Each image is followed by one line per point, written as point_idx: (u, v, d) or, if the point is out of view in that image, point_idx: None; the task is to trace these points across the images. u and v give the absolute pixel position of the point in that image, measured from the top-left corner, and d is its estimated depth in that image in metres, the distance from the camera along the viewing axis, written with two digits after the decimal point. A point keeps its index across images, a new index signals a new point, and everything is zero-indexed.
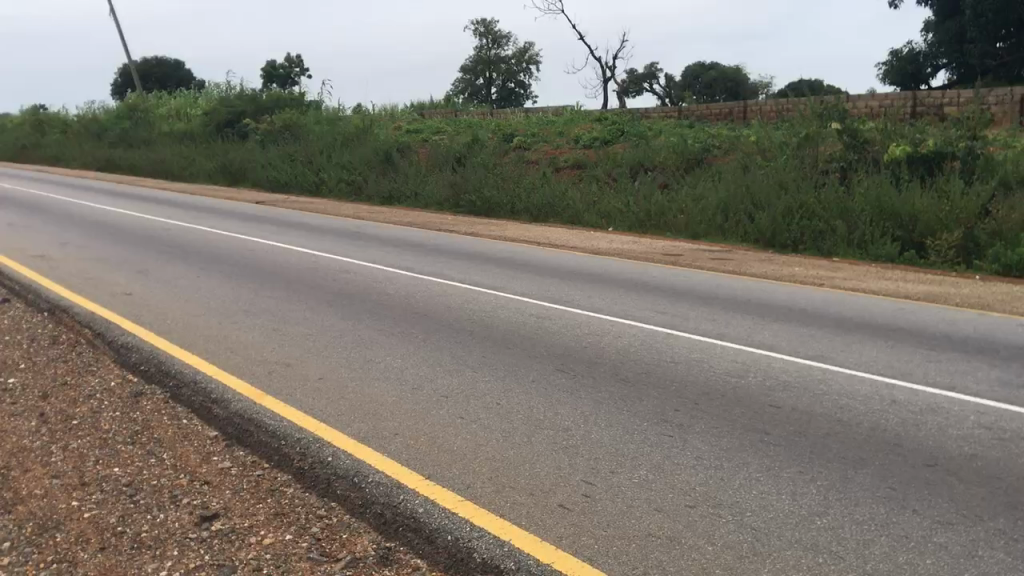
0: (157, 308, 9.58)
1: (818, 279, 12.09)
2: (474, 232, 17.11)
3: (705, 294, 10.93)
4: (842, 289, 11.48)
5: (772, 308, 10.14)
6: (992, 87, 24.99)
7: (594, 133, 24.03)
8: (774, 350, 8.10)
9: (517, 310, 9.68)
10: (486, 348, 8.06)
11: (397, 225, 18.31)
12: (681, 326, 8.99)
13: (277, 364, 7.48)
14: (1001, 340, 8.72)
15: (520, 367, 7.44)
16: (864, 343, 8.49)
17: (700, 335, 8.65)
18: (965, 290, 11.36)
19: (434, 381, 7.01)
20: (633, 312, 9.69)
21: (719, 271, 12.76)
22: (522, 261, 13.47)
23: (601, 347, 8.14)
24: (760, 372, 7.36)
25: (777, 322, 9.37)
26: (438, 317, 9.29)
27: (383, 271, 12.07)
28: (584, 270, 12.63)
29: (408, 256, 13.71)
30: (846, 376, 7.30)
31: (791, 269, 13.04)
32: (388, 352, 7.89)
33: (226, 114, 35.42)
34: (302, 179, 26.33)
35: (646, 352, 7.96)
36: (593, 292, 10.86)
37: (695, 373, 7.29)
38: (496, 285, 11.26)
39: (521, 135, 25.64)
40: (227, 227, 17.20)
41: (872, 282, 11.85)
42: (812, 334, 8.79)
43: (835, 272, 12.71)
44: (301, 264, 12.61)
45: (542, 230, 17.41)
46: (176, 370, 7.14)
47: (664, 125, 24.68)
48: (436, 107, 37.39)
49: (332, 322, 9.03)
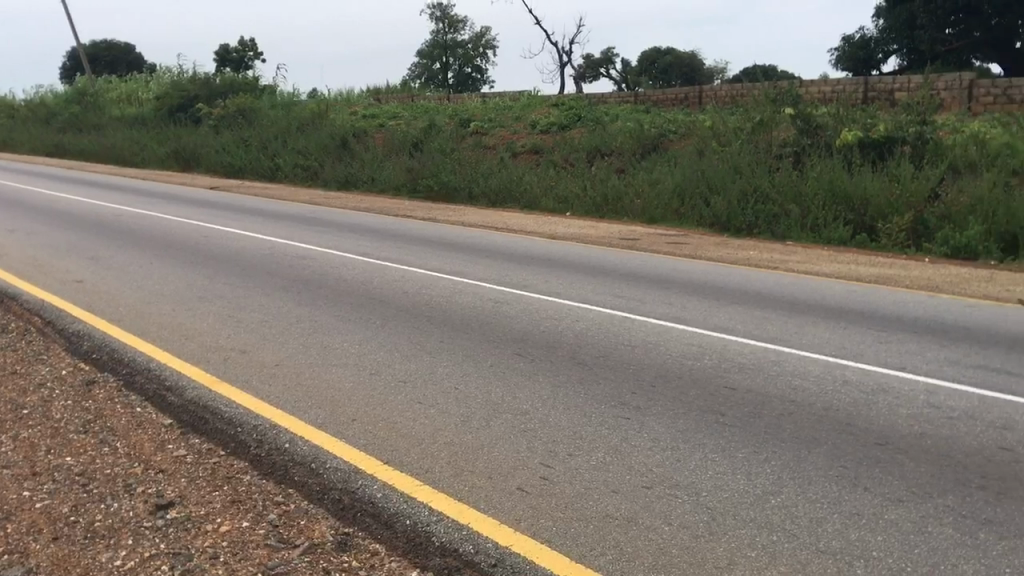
0: (111, 295, 9.43)
1: (772, 262, 12.27)
2: (432, 218, 17.03)
3: (663, 278, 10.99)
4: (795, 272, 11.62)
5: (727, 291, 10.23)
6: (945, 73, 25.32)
7: (551, 118, 24.03)
8: (728, 334, 8.21)
9: (474, 295, 9.67)
10: (444, 331, 8.12)
11: (352, 210, 18.16)
12: (639, 310, 9.08)
13: (232, 351, 7.39)
14: (949, 321, 8.92)
15: (482, 351, 7.48)
16: (818, 325, 8.61)
17: (655, 318, 8.76)
18: (917, 270, 11.70)
19: (395, 366, 7.03)
20: (591, 296, 9.74)
21: (674, 256, 12.86)
22: (481, 246, 13.43)
23: (558, 331, 8.16)
24: (717, 355, 7.43)
25: (732, 305, 9.45)
26: (399, 301, 9.32)
27: (340, 257, 11.96)
28: (543, 255, 12.64)
29: (364, 241, 13.60)
30: (795, 358, 7.42)
31: (747, 252, 13.18)
32: (344, 338, 7.84)
33: (179, 99, 34.75)
34: (258, 164, 26.11)
35: (606, 336, 7.99)
36: (551, 276, 10.92)
37: (651, 356, 7.36)
38: (454, 270, 11.23)
39: (480, 121, 25.52)
40: (178, 211, 16.95)
41: (825, 265, 12.03)
42: (765, 317, 8.89)
43: (792, 254, 13.04)
44: (255, 251, 12.42)
45: (499, 216, 17.40)
46: (138, 356, 7.11)
47: (621, 110, 24.76)
48: (391, 92, 37.07)
49: (288, 309, 8.92)
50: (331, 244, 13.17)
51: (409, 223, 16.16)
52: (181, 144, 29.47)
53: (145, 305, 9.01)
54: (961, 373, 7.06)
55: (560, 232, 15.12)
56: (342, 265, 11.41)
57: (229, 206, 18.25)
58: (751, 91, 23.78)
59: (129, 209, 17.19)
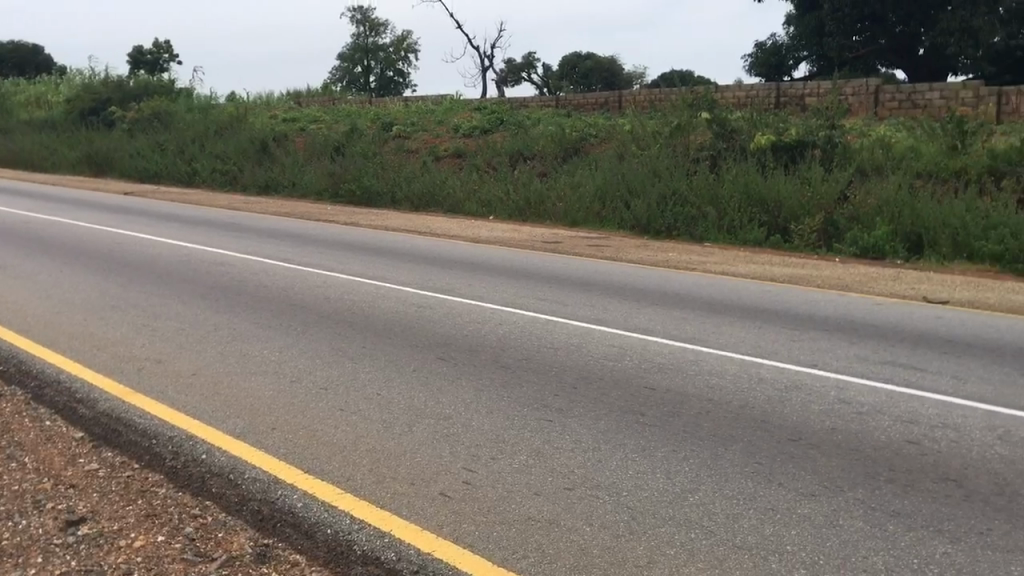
0: (19, 305, 9.07)
1: (691, 264, 12.51)
2: (354, 222, 16.89)
3: (584, 280, 11.08)
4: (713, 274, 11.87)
5: (648, 293, 10.37)
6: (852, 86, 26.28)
7: (473, 123, 24.08)
8: (647, 334, 8.34)
9: (397, 300, 9.60)
10: (366, 336, 8.07)
11: (272, 215, 17.88)
12: (562, 313, 9.13)
13: (147, 361, 7.19)
14: (857, 318, 9.23)
15: (405, 355, 7.46)
16: (734, 325, 8.79)
17: (575, 321, 8.87)
18: (829, 271, 12.10)
19: (316, 372, 6.95)
20: (513, 299, 9.76)
21: (597, 258, 13.00)
22: (403, 251, 13.35)
23: (482, 335, 8.16)
24: (638, 356, 7.52)
25: (652, 307, 9.59)
26: (321, 306, 9.25)
27: (259, 263, 11.76)
28: (466, 259, 12.64)
29: (285, 247, 13.40)
30: (713, 357, 7.57)
31: (667, 255, 13.40)
32: (264, 346, 7.70)
33: (88, 103, 33.71)
34: (174, 169, 25.55)
35: (529, 339, 8.02)
36: (473, 280, 10.93)
37: (573, 358, 7.40)
38: (376, 274, 11.14)
39: (402, 124, 25.43)
40: (90, 217, 16.43)
41: (741, 267, 12.33)
42: (685, 318, 9.04)
43: (711, 257, 13.32)
44: (171, 258, 12.11)
45: (422, 220, 17.35)
46: (48, 368, 6.89)
47: (542, 114, 24.97)
48: (310, 96, 36.67)
49: (204, 317, 8.72)
50: (251, 250, 12.93)
51: (331, 228, 16.03)
52: (93, 148, 28.60)
53: (54, 316, 8.73)
54: (868, 368, 7.31)
55: (483, 236, 15.14)
56: (263, 270, 11.26)
57: (143, 211, 17.77)
58: (667, 97, 24.26)
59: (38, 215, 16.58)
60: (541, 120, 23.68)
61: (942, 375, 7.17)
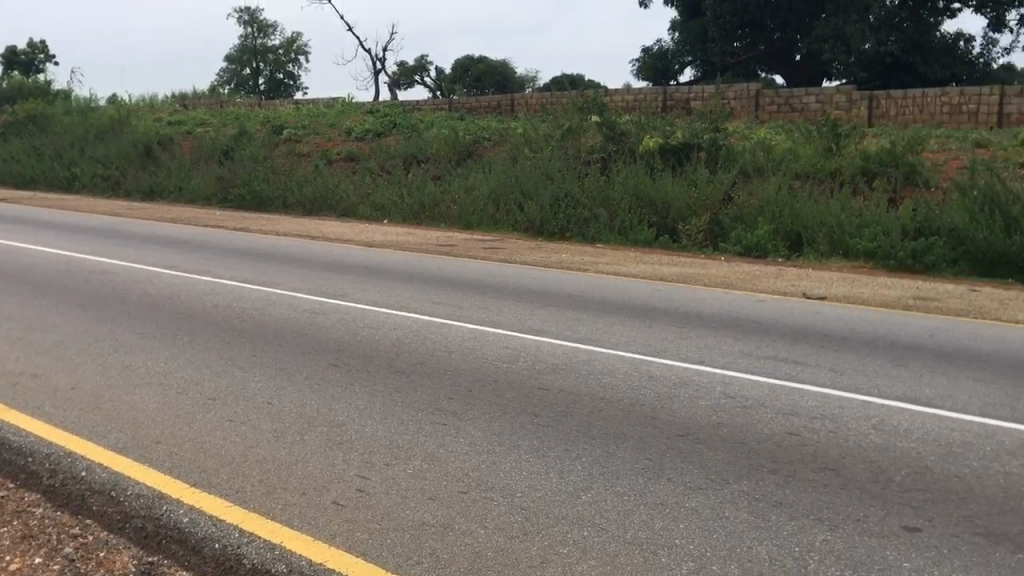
0: (162, 434, 7.89)
1: (915, 367, 10.46)
2: (507, 289, 15.45)
3: (798, 396, 9.22)
4: (947, 382, 9.83)
5: (884, 420, 8.48)
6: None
7: (625, 174, 22.46)
8: (857, 486, 6.92)
9: (583, 436, 8.03)
10: (524, 484, 6.95)
11: (415, 276, 16.60)
12: (793, 462, 7.39)
13: (322, 547, 5.89)
14: None
15: (574, 518, 6.36)
16: (1012, 483, 6.93)
17: (765, 460, 7.46)
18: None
19: (477, 546, 5.94)
20: (722, 435, 8.04)
21: (797, 354, 11.10)
22: (567, 338, 11.78)
23: (710, 508, 6.53)
24: (926, 557, 5.80)
25: (899, 449, 7.72)
26: (470, 432, 8.09)
27: (417, 363, 10.41)
28: (645, 354, 10.95)
29: (439, 332, 12.02)
30: (949, 529, 6.19)
31: (880, 348, 11.38)
32: (442, 519, 6.32)
33: (223, 145, 33.53)
34: (308, 224, 24.95)
35: (767, 520, 6.35)
36: (666, 395, 9.25)
37: (840, 561, 5.75)
38: (548, 384, 9.60)
39: (540, 172, 24.07)
40: (233, 283, 15.48)
41: (973, 370, 10.30)
42: (950, 472, 7.17)
43: (909, 347, 11.50)
44: (321, 352, 10.89)
45: (578, 286, 15.75)
46: (168, 543, 5.90)
47: (697, 158, 23.11)
48: (438, 122, 35.52)
49: (366, 461, 7.38)
50: (404, 339, 11.63)
51: (470, 295, 14.78)
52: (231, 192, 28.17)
53: (172, 443, 7.69)
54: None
55: (653, 315, 13.42)
56: (402, 370, 10.13)
57: (285, 272, 16.75)
58: (835, 151, 22.19)
59: (180, 279, 15.73)
60: (698, 171, 21.88)
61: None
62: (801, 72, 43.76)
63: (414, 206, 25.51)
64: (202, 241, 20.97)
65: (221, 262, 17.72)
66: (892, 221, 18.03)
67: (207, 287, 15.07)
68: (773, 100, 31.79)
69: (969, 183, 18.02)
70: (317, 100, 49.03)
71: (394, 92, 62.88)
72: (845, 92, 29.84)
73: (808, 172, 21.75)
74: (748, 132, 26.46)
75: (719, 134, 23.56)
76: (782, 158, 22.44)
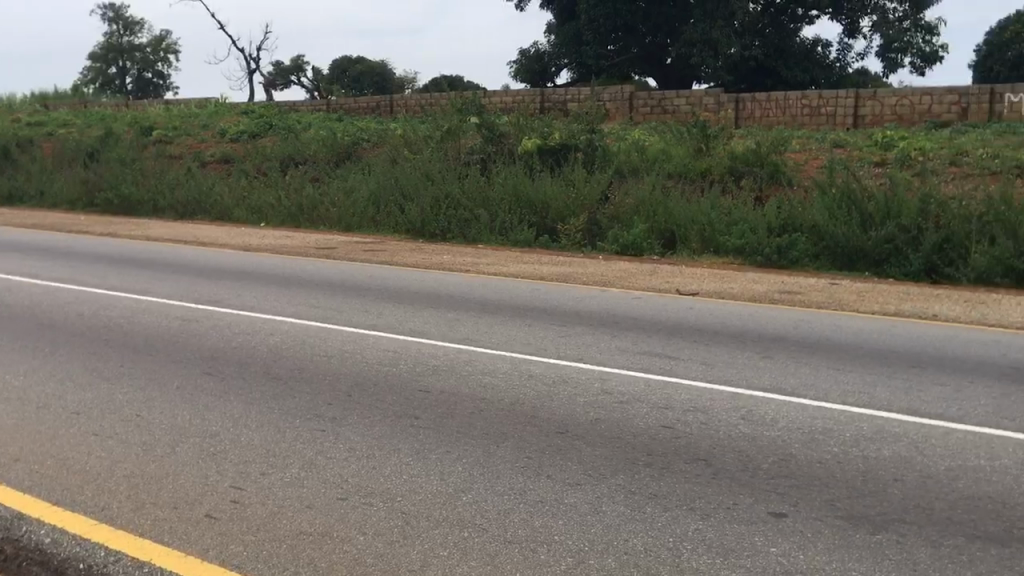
0: (17, 452, 7.39)
1: (783, 359, 10.83)
2: (387, 291, 15.23)
3: (675, 391, 9.39)
4: (813, 372, 10.22)
5: (755, 410, 8.73)
6: (896, 137, 24.91)
7: (504, 174, 22.52)
8: (728, 475, 7.07)
9: (465, 437, 7.95)
10: (404, 487, 6.81)
11: (292, 280, 16.17)
12: (670, 455, 7.51)
13: (192, 563, 5.61)
14: (1005, 445, 7.67)
15: (454, 520, 6.26)
16: (874, 466, 7.23)
17: (641, 453, 7.55)
18: (910, 357, 10.82)
19: (353, 553, 5.77)
20: (603, 431, 8.11)
21: (674, 349, 11.32)
22: (449, 339, 11.68)
23: (589, 504, 6.55)
24: (794, 540, 5.97)
25: (769, 438, 7.94)
26: (348, 438, 7.89)
27: (294, 369, 10.11)
28: (526, 353, 10.96)
29: (317, 336, 11.72)
30: (813, 513, 6.39)
31: (750, 341, 11.74)
32: (320, 527, 6.12)
33: (86, 146, 31.95)
34: (181, 229, 24.00)
35: (645, 512, 6.41)
36: (547, 393, 9.27)
37: (713, 548, 5.86)
38: (429, 386, 9.48)
39: (420, 172, 23.88)
40: (96, 291, 14.71)
41: (836, 360, 10.74)
42: (817, 458, 7.42)
43: (775, 339, 11.92)
44: (193, 360, 10.45)
45: (459, 287, 15.66)
46: (24, 567, 5.53)
47: (574, 157, 23.35)
48: (315, 123, 34.80)
49: (239, 471, 7.09)
50: (281, 344, 11.28)
51: (349, 298, 14.49)
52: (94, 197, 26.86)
53: (31, 461, 7.21)
54: (1010, 527, 6.09)
55: (534, 314, 13.47)
56: (278, 376, 9.81)
57: (152, 279, 16.03)
58: (706, 151, 22.85)
59: (37, 287, 14.85)
60: (575, 172, 22.14)
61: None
62: (673, 76, 44.95)
63: (291, 208, 24.90)
64: (65, 247, 19.91)
65: (84, 269, 16.83)
66: (759, 219, 18.69)
67: (68, 294, 14.27)
68: (646, 102, 32.55)
69: (831, 180, 18.83)
70: (186, 100, 47.26)
71: (269, 93, 61.33)
72: (713, 94, 30.81)
73: (680, 172, 22.32)
74: (623, 134, 26.98)
75: (594, 134, 23.92)
76: (656, 159, 22.95)
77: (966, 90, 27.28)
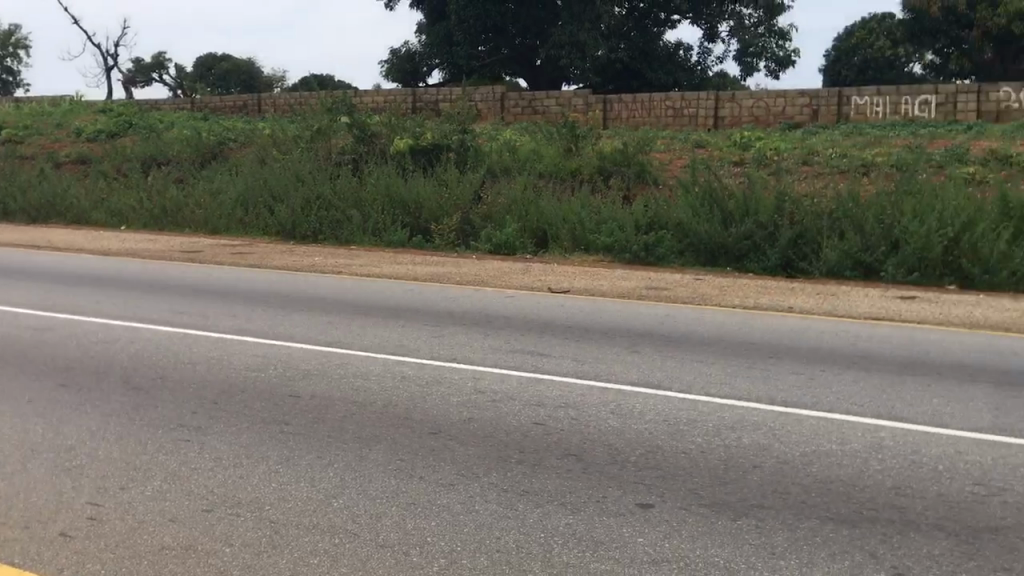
0: None
1: (650, 353, 11.06)
2: (254, 295, 14.77)
3: (545, 387, 9.46)
4: (677, 365, 10.48)
5: (623, 404, 8.89)
6: (753, 138, 25.95)
7: (374, 175, 22.24)
8: (597, 469, 7.16)
9: (334, 442, 7.76)
10: (273, 496, 6.58)
11: (153, 285, 15.49)
12: (540, 452, 7.54)
13: None
14: (854, 429, 8.05)
15: (324, 526, 6.09)
16: (734, 454, 7.47)
17: (513, 451, 7.56)
18: (767, 348, 11.25)
19: (218, 566, 5.55)
20: (474, 430, 8.07)
21: (544, 346, 11.40)
22: (319, 342, 11.42)
23: (462, 503, 6.50)
24: (661, 528, 6.10)
25: (637, 431, 8.09)
26: (214, 447, 7.58)
27: (157, 377, 9.67)
28: (397, 354, 10.82)
29: (180, 343, 11.24)
30: (678, 502, 6.54)
31: (617, 337, 11.95)
32: (182, 541, 5.85)
33: None
34: (34, 233, 22.68)
35: (516, 509, 6.41)
36: (419, 394, 9.17)
37: (582, 541, 5.92)
38: (299, 391, 9.24)
39: (289, 172, 23.32)
40: None
41: (700, 353, 11.05)
42: (682, 449, 7.61)
43: (644, 333, 12.18)
44: (46, 372, 9.85)
45: (329, 290, 15.34)
46: None
47: (444, 157, 23.30)
48: (177, 122, 33.52)
49: (96, 486, 6.71)
50: (142, 352, 10.77)
51: (215, 303, 13.98)
52: None
53: None
54: (859, 507, 6.38)
55: (406, 314, 13.33)
56: (139, 385, 9.37)
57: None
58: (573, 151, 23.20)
59: None
60: (444, 172, 22.09)
61: (945, 512, 6.28)
62: (543, 77, 45.44)
63: (154, 210, 23.89)
64: None
65: None
66: (627, 217, 19.08)
67: None
68: (517, 103, 32.80)
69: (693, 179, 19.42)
70: (39, 99, 44.79)
71: (128, 92, 58.81)
72: (582, 95, 31.30)
73: (551, 172, 22.54)
74: (495, 134, 27.11)
75: (466, 134, 23.94)
76: (526, 158, 23.15)
77: (816, 92, 28.63)
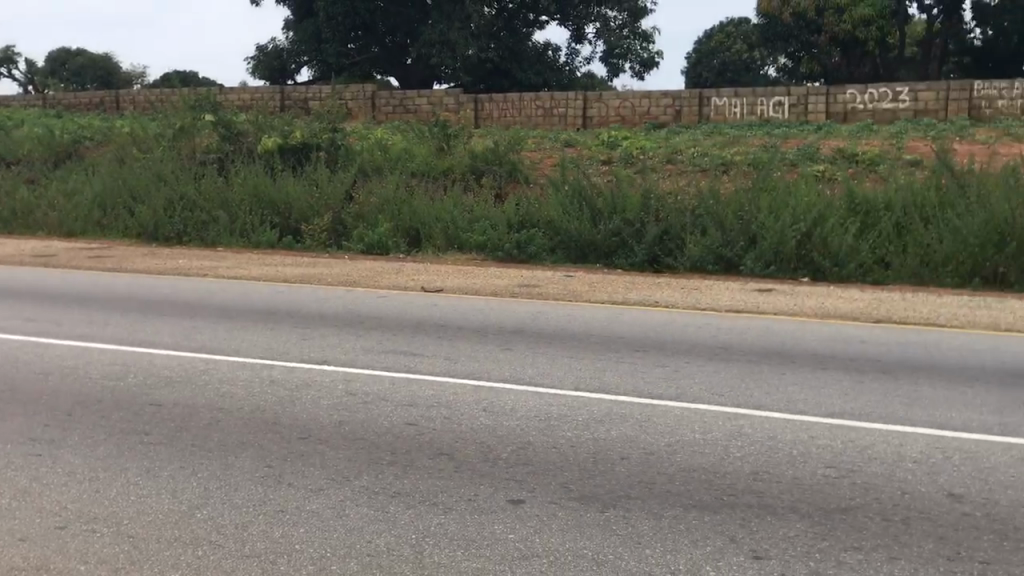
0: None
1: (522, 350, 11.12)
2: (113, 300, 14.08)
3: (418, 387, 9.38)
4: (549, 361, 10.57)
5: (495, 402, 8.90)
6: (621, 138, 26.51)
7: (240, 175, 21.59)
8: (469, 468, 7.14)
9: (199, 450, 7.47)
10: (132, 509, 6.27)
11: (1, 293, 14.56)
12: (413, 453, 7.46)
13: None
14: (718, 418, 8.31)
15: (186, 539, 5.84)
16: (603, 447, 7.59)
17: (385, 452, 7.45)
18: (636, 342, 11.48)
19: None
20: (346, 433, 7.91)
21: (416, 346, 11.30)
22: (183, 348, 10.97)
23: (332, 508, 6.36)
24: (532, 524, 6.12)
25: (509, 427, 8.11)
26: (67, 461, 7.16)
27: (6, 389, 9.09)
28: (265, 358, 10.51)
29: (30, 352, 10.60)
30: (548, 497, 6.58)
31: (490, 335, 11.96)
32: (31, 562, 5.50)
33: None
34: None
35: (387, 511, 6.31)
36: (288, 397, 8.94)
37: (454, 540, 5.88)
38: (162, 399, 8.86)
39: (150, 172, 22.39)
40: None
41: (571, 349, 11.18)
42: (553, 444, 7.68)
43: (516, 331, 12.24)
44: None
45: (194, 293, 14.78)
46: None
47: (313, 156, 22.84)
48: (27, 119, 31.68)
49: None
50: None
51: (69, 310, 13.25)
52: None
53: None
54: (720, 494, 6.58)
55: (276, 317, 12.97)
56: None
57: None
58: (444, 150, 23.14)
59: None
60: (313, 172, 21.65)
61: (800, 495, 6.55)
62: (414, 76, 45.16)
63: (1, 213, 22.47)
64: None
65: None
66: (499, 216, 19.16)
67: None
68: (388, 101, 32.48)
69: (563, 178, 19.67)
70: None
71: None
72: (453, 95, 31.28)
73: (423, 171, 22.39)
74: (366, 133, 26.78)
75: (336, 133, 23.54)
76: (396, 156, 22.94)
77: (678, 94, 29.51)
